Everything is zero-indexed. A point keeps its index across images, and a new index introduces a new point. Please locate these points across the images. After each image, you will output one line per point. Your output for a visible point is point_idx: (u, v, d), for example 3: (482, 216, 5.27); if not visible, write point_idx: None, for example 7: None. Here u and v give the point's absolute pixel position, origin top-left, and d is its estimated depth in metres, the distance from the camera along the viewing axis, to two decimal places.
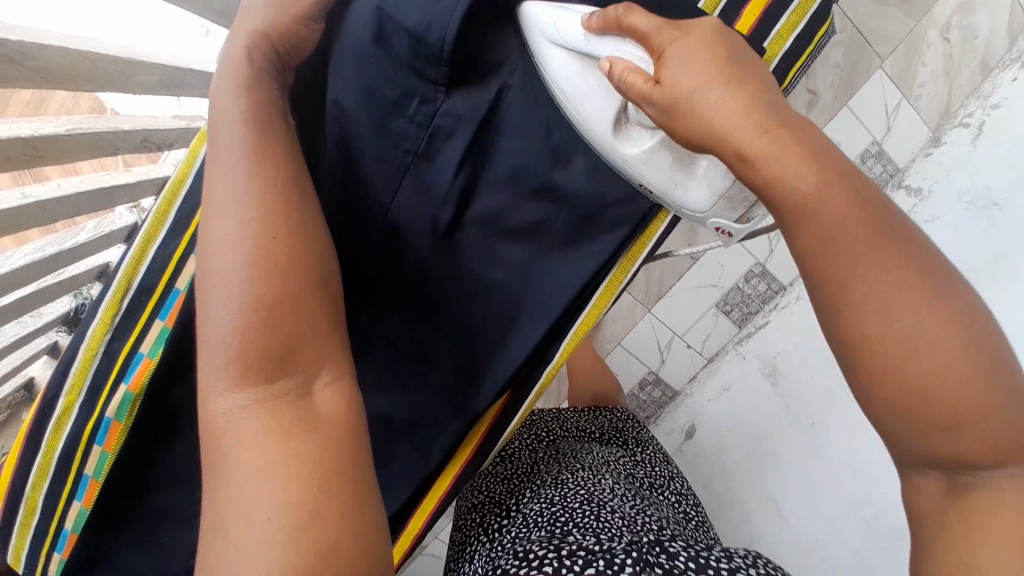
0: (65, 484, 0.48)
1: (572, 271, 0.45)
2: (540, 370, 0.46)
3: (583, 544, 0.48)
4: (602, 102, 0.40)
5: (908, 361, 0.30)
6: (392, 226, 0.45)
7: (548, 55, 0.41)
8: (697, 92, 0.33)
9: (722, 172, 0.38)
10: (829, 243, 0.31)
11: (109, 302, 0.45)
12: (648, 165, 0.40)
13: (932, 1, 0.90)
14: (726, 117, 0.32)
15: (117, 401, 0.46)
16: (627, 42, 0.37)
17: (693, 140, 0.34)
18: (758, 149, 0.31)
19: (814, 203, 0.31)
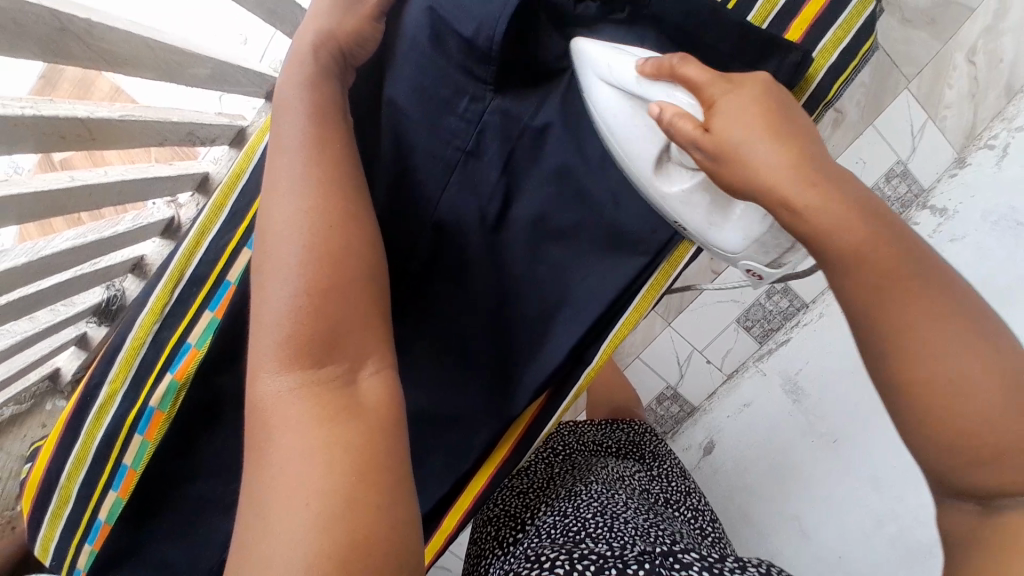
0: (103, 471, 0.48)
1: (617, 272, 0.45)
2: (579, 369, 0.47)
3: (596, 550, 0.49)
4: (646, 142, 0.40)
5: (955, 380, 0.30)
6: (438, 222, 0.45)
7: (596, 90, 0.41)
8: (744, 144, 0.32)
9: (758, 217, 0.37)
10: (869, 262, 0.30)
11: (159, 292, 0.46)
12: (685, 205, 0.40)
13: (959, 25, 0.94)
14: (771, 171, 0.31)
15: (162, 390, 0.46)
16: (678, 89, 0.36)
17: (738, 185, 0.33)
18: (808, 202, 0.31)
19: (836, 223, 0.30)
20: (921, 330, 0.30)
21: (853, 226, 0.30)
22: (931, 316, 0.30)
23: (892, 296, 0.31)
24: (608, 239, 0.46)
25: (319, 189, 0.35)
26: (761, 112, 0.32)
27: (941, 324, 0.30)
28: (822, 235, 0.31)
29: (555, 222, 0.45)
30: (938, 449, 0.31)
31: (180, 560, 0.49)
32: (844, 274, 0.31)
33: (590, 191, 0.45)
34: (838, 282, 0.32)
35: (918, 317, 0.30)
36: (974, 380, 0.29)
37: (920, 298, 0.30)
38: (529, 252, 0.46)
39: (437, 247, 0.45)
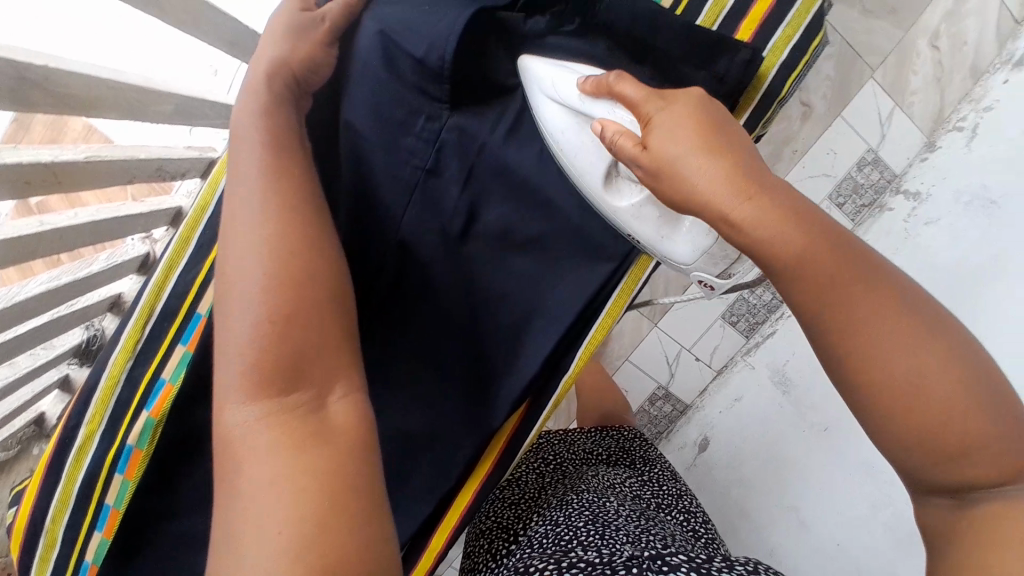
0: (86, 515, 0.47)
1: (587, 279, 0.46)
2: (556, 379, 0.47)
3: (584, 557, 0.49)
4: (594, 157, 0.41)
5: (908, 377, 0.30)
6: (403, 240, 0.45)
7: (544, 109, 0.42)
8: (679, 160, 0.33)
9: (705, 230, 0.38)
10: (811, 271, 0.31)
11: (130, 332, 0.46)
12: (636, 218, 0.41)
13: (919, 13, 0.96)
14: (707, 185, 0.32)
15: (139, 427, 0.46)
16: (619, 107, 0.38)
17: (678, 200, 0.34)
18: (743, 214, 0.31)
19: (774, 233, 0.31)
20: (869, 331, 0.31)
21: (790, 235, 0.31)
22: (882, 321, 0.31)
23: (834, 292, 0.31)
24: (574, 246, 0.46)
25: (280, 216, 0.35)
26: (693, 126, 0.33)
27: (889, 320, 0.31)
28: (762, 249, 0.32)
29: (520, 234, 0.46)
30: (899, 442, 0.31)
31: None
32: (786, 281, 0.32)
33: (552, 200, 0.46)
34: (784, 289, 0.33)
35: (870, 318, 0.31)
36: (931, 384, 0.30)
37: (863, 298, 0.31)
38: (495, 265, 0.46)
39: (403, 266, 0.45)
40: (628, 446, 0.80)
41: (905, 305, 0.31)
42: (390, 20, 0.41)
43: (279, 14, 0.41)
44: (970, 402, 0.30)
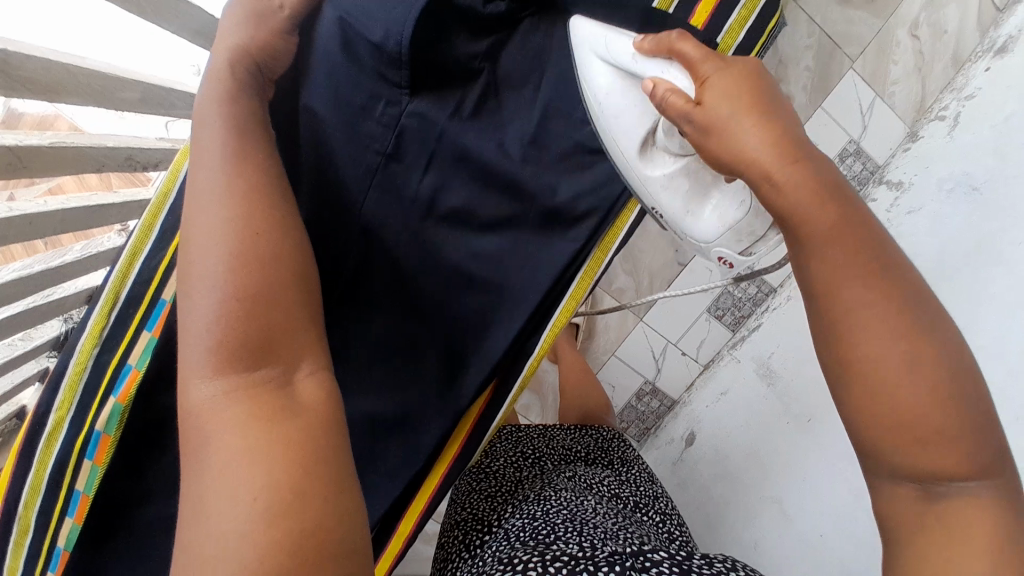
0: (57, 500, 0.46)
1: (550, 259, 0.46)
2: (523, 361, 0.47)
3: (567, 551, 0.50)
4: (638, 119, 0.42)
5: (855, 339, 0.31)
6: (366, 225, 0.45)
7: (590, 68, 0.42)
8: (732, 117, 0.33)
9: (737, 201, 0.40)
10: (820, 235, 0.31)
11: (96, 318, 0.45)
12: (666, 188, 0.42)
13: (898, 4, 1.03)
14: (756, 145, 0.32)
15: (106, 414, 0.45)
16: (674, 66, 0.38)
17: (723, 159, 0.34)
18: (786, 178, 0.31)
19: (807, 201, 0.31)
20: (859, 298, 0.31)
21: (815, 204, 0.31)
22: (861, 280, 0.31)
23: (839, 261, 0.31)
24: (537, 226, 0.46)
25: (244, 200, 0.35)
26: (748, 89, 0.33)
27: (876, 292, 0.31)
28: (797, 228, 0.32)
29: (480, 216, 0.45)
30: (871, 419, 0.31)
31: None
32: (812, 254, 0.32)
33: (519, 183, 0.45)
34: (808, 270, 0.33)
35: (851, 281, 0.31)
36: (894, 347, 0.30)
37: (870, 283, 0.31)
38: (460, 247, 0.45)
39: (369, 248, 0.45)
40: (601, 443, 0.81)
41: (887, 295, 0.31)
42: (348, 7, 0.41)
43: (237, 3, 0.40)
44: (928, 371, 0.30)
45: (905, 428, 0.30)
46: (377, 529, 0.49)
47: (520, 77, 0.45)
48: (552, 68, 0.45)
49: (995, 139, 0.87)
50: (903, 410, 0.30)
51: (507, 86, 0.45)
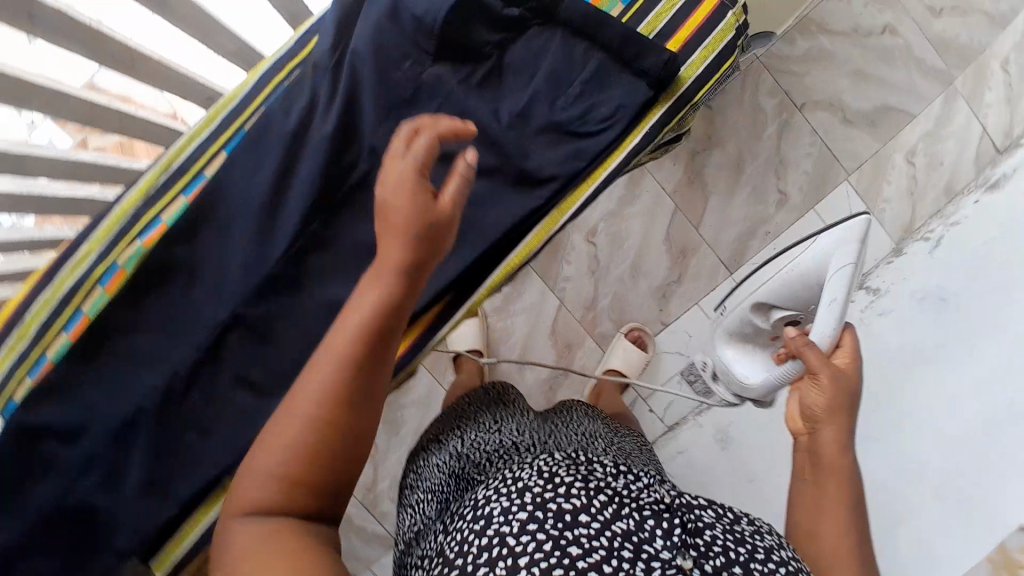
0: (61, 316, 0.55)
1: (514, 207, 0.56)
2: (472, 291, 0.57)
3: (608, 473, 0.48)
4: (802, 290, 0.67)
5: (819, 474, 0.51)
6: (372, 146, 0.56)
7: (828, 247, 0.64)
8: (839, 382, 0.53)
9: (758, 372, 0.75)
10: (826, 422, 0.52)
11: (148, 176, 0.55)
12: (741, 322, 0.75)
13: (898, 133, 1.25)
14: (836, 394, 0.53)
15: (130, 252, 0.55)
16: (828, 336, 0.58)
17: (814, 396, 0.54)
18: (835, 403, 0.53)
19: (834, 416, 0.52)
20: (829, 458, 0.51)
21: (839, 417, 0.52)
22: (836, 454, 0.51)
23: (825, 436, 0.52)
24: (511, 181, 0.56)
25: (330, 402, 0.38)
26: (848, 381, 0.54)
27: (838, 462, 0.51)
28: (813, 419, 0.53)
29: None
30: (803, 522, 0.50)
31: (105, 400, 0.56)
32: (817, 434, 0.53)
33: (500, 143, 0.56)
34: (818, 439, 0.53)
35: (832, 447, 0.52)
36: (836, 489, 0.50)
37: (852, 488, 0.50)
38: None
39: (368, 169, 0.56)
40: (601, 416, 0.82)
41: (850, 491, 0.50)
42: None
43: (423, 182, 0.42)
44: (846, 519, 0.48)
45: (812, 538, 0.49)
46: None
47: (522, 67, 0.57)
48: (545, 63, 0.57)
49: (980, 257, 0.86)
50: (819, 525, 0.49)
51: (509, 72, 0.57)
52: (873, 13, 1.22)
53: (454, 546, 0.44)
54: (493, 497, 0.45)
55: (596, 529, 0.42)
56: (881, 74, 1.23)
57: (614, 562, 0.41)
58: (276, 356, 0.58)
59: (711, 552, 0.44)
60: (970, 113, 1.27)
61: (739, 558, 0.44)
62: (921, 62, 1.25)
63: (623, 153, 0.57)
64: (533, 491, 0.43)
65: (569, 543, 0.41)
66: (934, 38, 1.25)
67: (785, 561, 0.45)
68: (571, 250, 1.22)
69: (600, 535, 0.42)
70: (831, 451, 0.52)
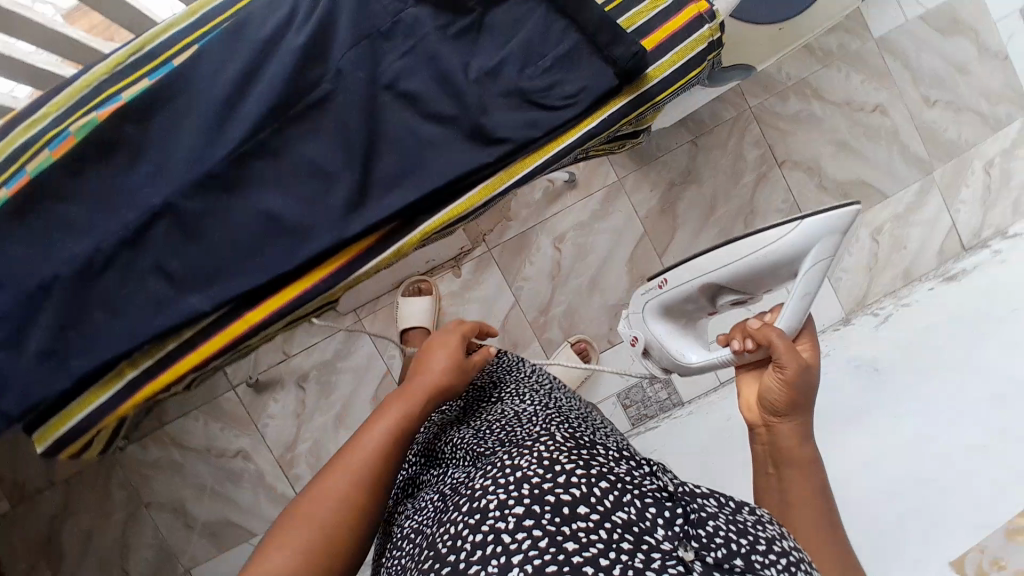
0: (4, 172, 0.56)
1: (464, 159, 0.58)
2: (409, 231, 0.59)
3: (608, 467, 0.50)
4: (762, 273, 0.63)
5: (794, 456, 0.55)
6: (339, 69, 0.57)
7: (798, 235, 0.58)
8: (807, 369, 0.56)
9: (686, 352, 0.72)
10: (793, 407, 0.56)
11: (118, 55, 0.57)
12: (681, 294, 0.71)
13: (868, 209, 1.29)
14: (804, 381, 0.56)
15: (83, 122, 0.56)
16: (787, 321, 0.59)
17: (784, 388, 0.56)
18: (802, 388, 0.56)
19: (801, 400, 0.56)
20: (797, 440, 0.56)
21: (804, 400, 0.56)
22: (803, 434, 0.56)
23: (793, 420, 0.57)
24: (465, 134, 0.58)
25: (355, 474, 0.54)
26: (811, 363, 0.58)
27: (805, 443, 0.56)
28: (781, 405, 0.57)
29: (427, 104, 0.58)
30: (784, 505, 0.54)
31: (23, 259, 0.56)
32: (787, 421, 0.57)
33: (463, 95, 0.58)
34: (788, 426, 0.57)
35: (798, 429, 0.56)
36: (807, 468, 0.55)
37: (818, 478, 0.55)
38: (402, 121, 0.58)
39: (330, 89, 0.57)
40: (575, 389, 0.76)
41: (816, 463, 0.55)
42: None
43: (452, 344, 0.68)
44: (824, 495, 0.54)
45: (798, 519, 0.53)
46: (233, 305, 0.57)
47: (499, 29, 0.59)
48: (521, 33, 0.59)
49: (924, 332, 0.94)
50: (802, 505, 0.53)
51: (486, 30, 0.59)
52: (868, 89, 1.27)
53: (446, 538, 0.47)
54: (489, 487, 0.48)
55: (594, 521, 0.44)
56: (863, 149, 1.28)
57: (612, 556, 0.42)
58: (201, 253, 0.58)
59: (714, 544, 0.45)
60: (943, 205, 1.30)
61: (740, 550, 0.45)
62: (905, 146, 1.28)
63: (578, 135, 0.59)
64: (532, 482, 0.47)
65: (565, 538, 0.43)
66: (921, 127, 1.28)
67: (786, 550, 0.46)
68: (538, 252, 1.25)
69: (598, 529, 0.44)
70: (798, 444, 0.56)
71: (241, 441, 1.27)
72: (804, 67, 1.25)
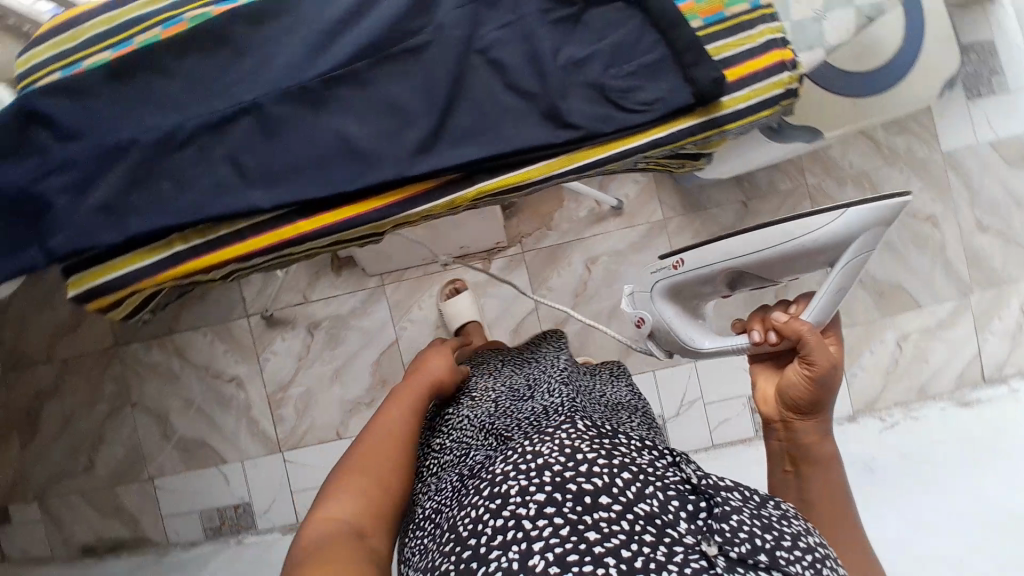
0: (114, 38, 0.62)
1: (533, 135, 0.61)
2: (470, 185, 0.63)
3: (629, 455, 0.49)
4: (790, 262, 0.66)
5: (815, 448, 0.59)
6: (440, 23, 0.61)
7: (834, 229, 0.60)
8: (834, 366, 0.59)
9: (699, 339, 0.80)
10: (816, 404, 0.59)
11: None
12: (699, 279, 0.76)
13: (899, 315, 1.30)
14: (831, 380, 0.59)
15: (197, 13, 0.61)
16: (813, 315, 0.63)
17: (810, 386, 0.59)
18: (828, 386, 0.59)
19: (825, 398, 0.59)
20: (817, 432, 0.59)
21: (828, 396, 0.59)
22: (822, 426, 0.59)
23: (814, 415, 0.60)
24: (540, 112, 0.62)
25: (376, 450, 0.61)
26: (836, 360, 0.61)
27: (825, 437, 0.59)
28: (805, 401, 0.59)
29: (512, 77, 0.62)
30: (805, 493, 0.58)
31: (111, 118, 0.61)
32: (809, 416, 0.60)
33: (547, 76, 0.61)
34: (809, 422, 0.60)
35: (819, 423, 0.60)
36: (825, 459, 0.58)
37: (837, 474, 0.59)
38: (485, 86, 0.62)
39: (427, 40, 0.61)
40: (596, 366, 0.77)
41: (833, 456, 0.59)
42: None
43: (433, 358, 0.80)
44: (841, 484, 0.58)
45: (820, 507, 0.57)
46: (294, 209, 0.61)
47: (594, 26, 0.63)
48: (614, 35, 0.62)
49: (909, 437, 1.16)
50: (822, 492, 0.57)
51: (582, 24, 0.63)
52: (925, 198, 1.28)
53: (465, 522, 0.46)
54: (509, 473, 0.47)
55: (617, 512, 0.44)
56: (906, 256, 1.29)
57: (633, 548, 0.42)
58: (270, 155, 0.61)
59: (738, 540, 0.43)
60: (973, 331, 1.29)
61: (765, 546, 0.43)
62: (949, 262, 1.29)
63: (645, 139, 0.63)
64: (553, 469, 0.46)
65: (587, 528, 0.43)
66: (969, 248, 1.29)
67: (812, 547, 0.44)
68: (569, 267, 1.28)
69: (620, 519, 0.43)
70: (820, 443, 0.59)
71: (240, 368, 1.30)
72: (868, 160, 1.27)
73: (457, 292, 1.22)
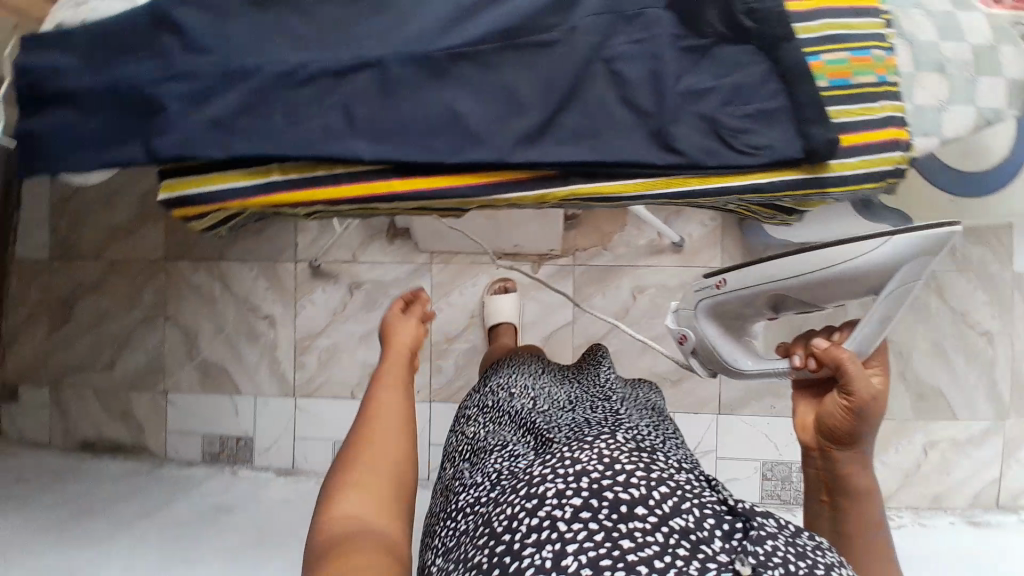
0: None
1: (636, 151, 0.62)
2: (562, 184, 0.65)
3: (666, 472, 0.49)
4: (832, 290, 0.65)
5: (851, 479, 0.59)
6: (574, 24, 0.62)
7: (881, 256, 0.59)
8: (877, 397, 0.59)
9: (743, 359, 0.79)
10: (854, 434, 0.59)
11: None
12: (741, 300, 0.75)
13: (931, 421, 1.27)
14: (871, 411, 0.59)
15: None
16: (854, 344, 0.63)
17: (848, 418, 0.59)
18: (868, 417, 0.59)
19: (864, 429, 0.59)
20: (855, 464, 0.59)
21: (868, 426, 0.59)
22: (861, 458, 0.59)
23: (852, 445, 0.60)
24: (648, 131, 0.62)
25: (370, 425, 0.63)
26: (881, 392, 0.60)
27: (863, 469, 0.59)
28: (842, 431, 0.60)
29: (629, 90, 0.62)
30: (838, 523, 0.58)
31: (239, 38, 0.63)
32: (847, 447, 0.60)
33: (663, 98, 0.62)
34: (846, 453, 0.60)
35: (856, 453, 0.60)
36: (863, 490, 0.59)
37: (876, 504, 0.59)
38: (600, 93, 0.63)
39: (557, 37, 0.62)
40: (635, 382, 0.77)
41: (872, 487, 0.59)
42: None
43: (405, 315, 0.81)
44: (876, 518, 0.58)
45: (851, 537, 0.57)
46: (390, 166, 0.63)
47: (720, 61, 0.63)
48: (739, 74, 0.63)
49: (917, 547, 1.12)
50: (855, 523, 0.58)
51: (709, 56, 0.63)
52: (987, 312, 1.26)
53: (501, 518, 0.47)
54: (547, 475, 0.48)
55: (652, 523, 0.43)
56: (953, 363, 1.26)
57: (667, 558, 0.41)
58: (380, 108, 0.62)
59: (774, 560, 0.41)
60: (1003, 455, 1.26)
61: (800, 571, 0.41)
62: (995, 381, 1.26)
63: (744, 180, 0.64)
64: (591, 476, 0.47)
65: (621, 536, 0.43)
66: (1018, 372, 1.26)
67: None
68: (614, 290, 1.28)
69: (655, 531, 0.43)
70: (858, 473, 0.59)
71: (274, 308, 1.32)
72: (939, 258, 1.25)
73: (506, 291, 1.24)
